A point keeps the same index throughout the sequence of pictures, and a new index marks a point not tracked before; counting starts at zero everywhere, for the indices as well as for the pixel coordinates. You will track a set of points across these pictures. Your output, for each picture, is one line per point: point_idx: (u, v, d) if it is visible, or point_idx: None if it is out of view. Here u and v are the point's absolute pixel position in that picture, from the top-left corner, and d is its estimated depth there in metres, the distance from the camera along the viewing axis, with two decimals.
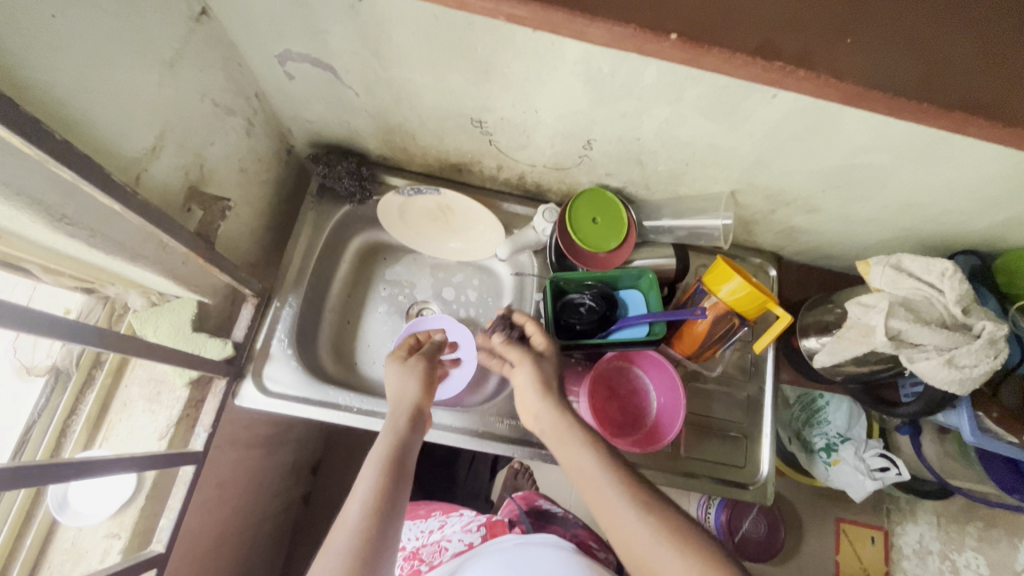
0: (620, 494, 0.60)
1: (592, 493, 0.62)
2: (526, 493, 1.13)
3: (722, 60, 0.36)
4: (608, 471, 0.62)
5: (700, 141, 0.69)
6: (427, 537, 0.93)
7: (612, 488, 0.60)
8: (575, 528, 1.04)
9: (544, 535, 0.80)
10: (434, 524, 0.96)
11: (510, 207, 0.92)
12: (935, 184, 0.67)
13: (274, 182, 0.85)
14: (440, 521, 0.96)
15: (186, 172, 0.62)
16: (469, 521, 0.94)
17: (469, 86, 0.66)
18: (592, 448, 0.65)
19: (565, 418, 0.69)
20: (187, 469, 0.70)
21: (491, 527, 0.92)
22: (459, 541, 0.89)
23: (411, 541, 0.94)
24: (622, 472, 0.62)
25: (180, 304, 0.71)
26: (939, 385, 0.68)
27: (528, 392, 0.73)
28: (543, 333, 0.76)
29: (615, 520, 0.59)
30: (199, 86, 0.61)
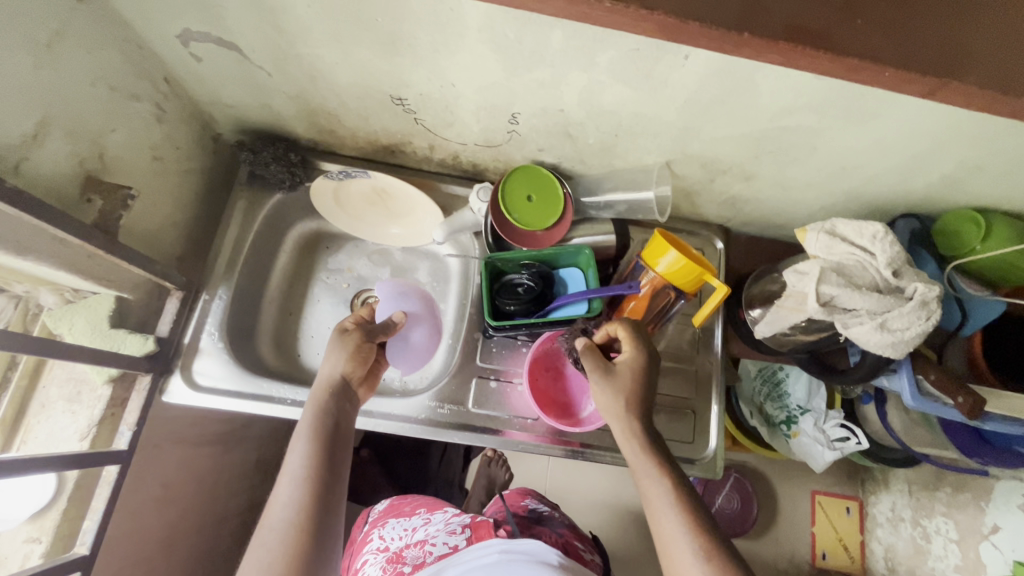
0: (677, 520, 0.57)
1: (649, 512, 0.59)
2: (513, 497, 1.08)
3: None
4: (670, 494, 0.59)
5: (623, 109, 0.67)
6: (411, 537, 0.87)
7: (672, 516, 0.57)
8: (561, 528, 0.98)
9: (530, 543, 0.72)
10: (417, 521, 0.91)
11: (448, 189, 0.90)
12: (861, 143, 0.66)
13: (198, 172, 0.82)
14: (425, 519, 0.91)
15: (81, 161, 0.59)
16: (451, 520, 0.88)
17: (379, 61, 0.64)
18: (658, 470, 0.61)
19: (640, 434, 0.64)
20: (111, 469, 0.68)
21: (475, 528, 0.83)
22: (443, 544, 0.81)
23: (394, 541, 0.88)
24: (681, 490, 0.59)
25: (96, 300, 0.69)
26: (875, 351, 0.67)
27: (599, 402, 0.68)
28: (628, 333, 0.69)
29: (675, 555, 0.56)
30: (87, 69, 0.58)
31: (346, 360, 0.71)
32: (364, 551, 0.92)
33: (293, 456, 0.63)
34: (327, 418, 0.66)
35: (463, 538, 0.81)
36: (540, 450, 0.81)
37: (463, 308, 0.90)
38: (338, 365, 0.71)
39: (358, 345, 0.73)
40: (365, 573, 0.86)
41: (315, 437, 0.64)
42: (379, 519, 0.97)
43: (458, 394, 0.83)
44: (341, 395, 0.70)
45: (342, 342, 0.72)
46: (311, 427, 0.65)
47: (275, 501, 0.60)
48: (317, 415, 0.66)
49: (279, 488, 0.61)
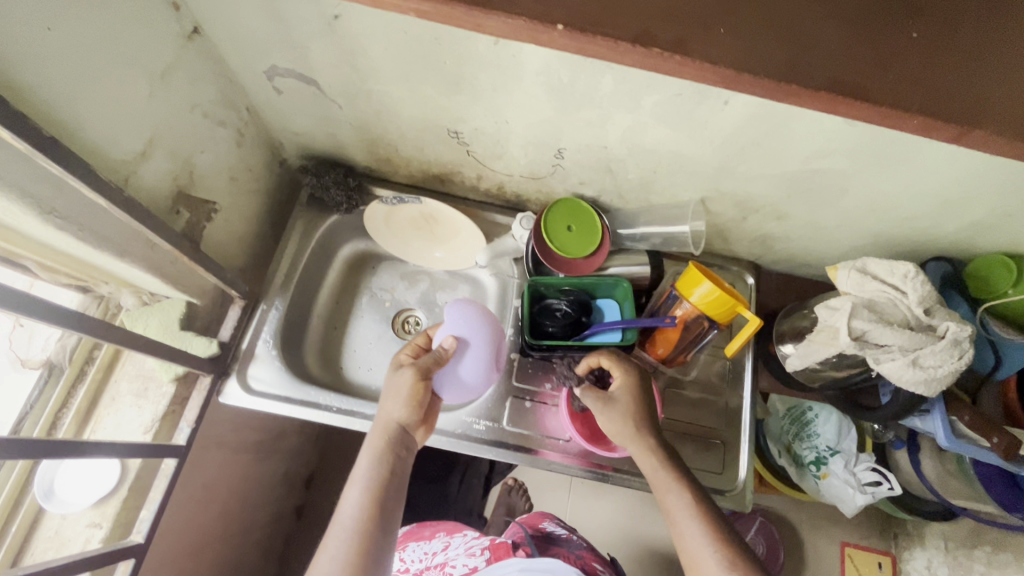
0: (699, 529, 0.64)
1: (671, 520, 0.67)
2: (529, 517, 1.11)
3: None
4: (691, 513, 0.66)
5: (664, 148, 0.72)
6: (430, 559, 0.98)
7: (694, 528, 0.65)
8: (579, 549, 1.00)
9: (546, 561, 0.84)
10: (437, 545, 1.00)
11: (492, 217, 0.95)
12: (892, 188, 0.69)
13: (265, 192, 0.90)
14: (444, 543, 1.00)
15: (175, 177, 0.66)
16: (472, 544, 0.98)
17: (443, 98, 0.71)
18: (680, 490, 0.68)
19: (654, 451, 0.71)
20: (170, 462, 0.72)
21: (494, 549, 0.95)
22: (464, 565, 0.94)
23: (414, 562, 0.98)
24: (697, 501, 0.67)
25: (170, 304, 0.75)
26: (907, 387, 0.68)
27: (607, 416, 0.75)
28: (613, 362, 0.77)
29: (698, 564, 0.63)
30: (189, 98, 0.66)
31: (405, 408, 0.74)
32: None
33: (346, 504, 0.68)
34: (380, 471, 0.70)
35: (482, 559, 0.94)
36: (571, 471, 0.83)
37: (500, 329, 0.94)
38: (397, 411, 0.74)
39: (417, 393, 0.74)
40: None
41: (367, 490, 0.68)
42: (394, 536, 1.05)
43: (494, 411, 0.86)
44: (398, 445, 0.73)
45: (397, 386, 0.74)
46: (366, 478, 0.69)
47: (327, 548, 0.65)
48: (370, 467, 0.70)
49: (330, 536, 0.66)
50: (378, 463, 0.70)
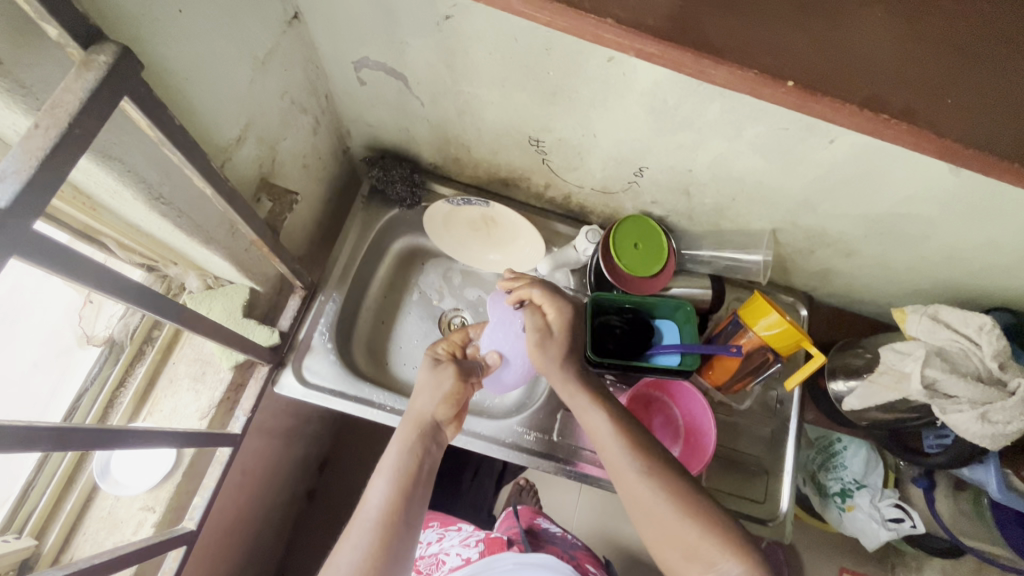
0: (642, 477, 0.61)
1: (620, 482, 0.63)
2: (524, 510, 1.10)
3: (832, 110, 0.33)
4: (638, 468, 0.62)
5: (751, 177, 0.71)
6: (427, 549, 0.96)
7: (645, 485, 0.61)
8: (573, 550, 0.98)
9: (543, 555, 0.82)
10: (432, 535, 0.98)
11: (552, 225, 0.95)
12: (976, 239, 0.69)
13: (327, 181, 0.88)
14: (439, 534, 0.98)
15: (260, 164, 0.65)
16: (467, 536, 0.95)
17: (534, 106, 0.69)
18: (631, 451, 0.63)
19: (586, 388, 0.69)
20: (225, 450, 0.71)
21: (489, 543, 0.90)
22: (457, 555, 0.90)
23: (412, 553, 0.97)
24: (645, 450, 0.63)
25: (234, 290, 0.74)
26: (971, 439, 0.69)
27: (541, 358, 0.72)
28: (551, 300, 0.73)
29: (659, 521, 0.59)
30: (281, 84, 0.64)
31: (442, 402, 0.73)
32: None
33: (370, 494, 0.65)
34: (409, 461, 0.67)
35: (475, 551, 0.90)
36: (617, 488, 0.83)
37: None
38: (432, 404, 0.73)
39: (455, 389, 0.74)
40: None
41: (395, 479, 0.65)
42: None
43: (544, 423, 0.86)
44: (428, 437, 0.71)
45: (438, 379, 0.74)
46: (395, 468, 0.66)
47: (349, 538, 0.61)
48: (398, 455, 0.67)
49: (353, 526, 0.62)
50: (409, 451, 0.68)
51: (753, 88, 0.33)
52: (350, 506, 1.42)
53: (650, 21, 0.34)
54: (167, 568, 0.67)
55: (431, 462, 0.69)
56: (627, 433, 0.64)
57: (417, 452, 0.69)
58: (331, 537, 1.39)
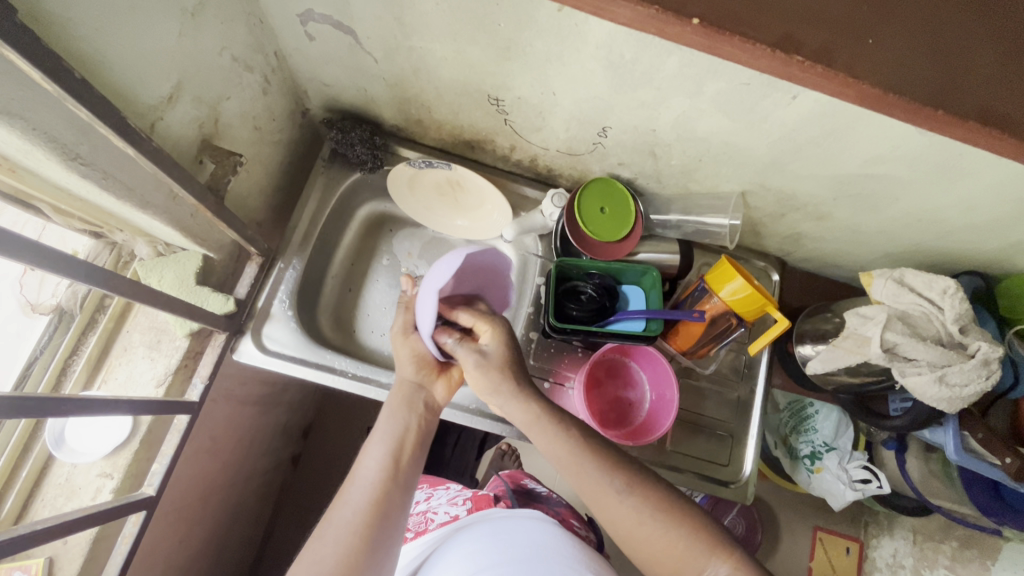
0: (623, 491, 0.60)
1: (599, 502, 0.61)
2: (513, 473, 1.10)
3: (741, 49, 0.36)
4: (614, 478, 0.61)
5: (716, 137, 0.69)
6: (414, 507, 0.94)
7: (630, 506, 0.60)
8: (558, 507, 0.99)
9: (529, 510, 0.81)
10: (421, 495, 0.97)
11: (520, 189, 0.93)
12: (944, 201, 0.67)
13: (285, 143, 0.85)
14: (427, 493, 0.97)
15: (201, 125, 0.63)
16: (455, 495, 0.94)
17: (490, 62, 0.66)
18: (610, 470, 0.61)
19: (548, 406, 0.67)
20: (182, 417, 0.71)
21: (476, 501, 0.90)
22: (446, 513, 0.88)
23: None
24: (627, 474, 0.61)
25: (186, 256, 0.72)
26: (928, 402, 0.68)
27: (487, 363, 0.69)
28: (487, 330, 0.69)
29: (645, 537, 0.59)
30: (219, 39, 0.61)
31: (417, 365, 0.72)
32: None
33: (369, 457, 0.65)
34: (404, 429, 0.67)
35: (463, 509, 0.88)
36: None
37: (518, 306, 0.91)
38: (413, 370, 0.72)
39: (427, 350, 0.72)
40: None
41: (394, 448, 0.65)
42: None
43: None
44: (425, 408, 0.70)
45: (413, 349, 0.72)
46: (392, 435, 0.66)
47: (345, 498, 0.62)
48: (393, 422, 0.67)
49: (348, 489, 0.62)
50: (408, 421, 0.68)
51: (660, 28, 0.36)
52: (334, 471, 1.44)
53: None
54: (128, 532, 0.67)
55: (423, 426, 0.69)
56: (601, 453, 0.63)
57: (407, 417, 0.68)
58: (316, 501, 1.42)
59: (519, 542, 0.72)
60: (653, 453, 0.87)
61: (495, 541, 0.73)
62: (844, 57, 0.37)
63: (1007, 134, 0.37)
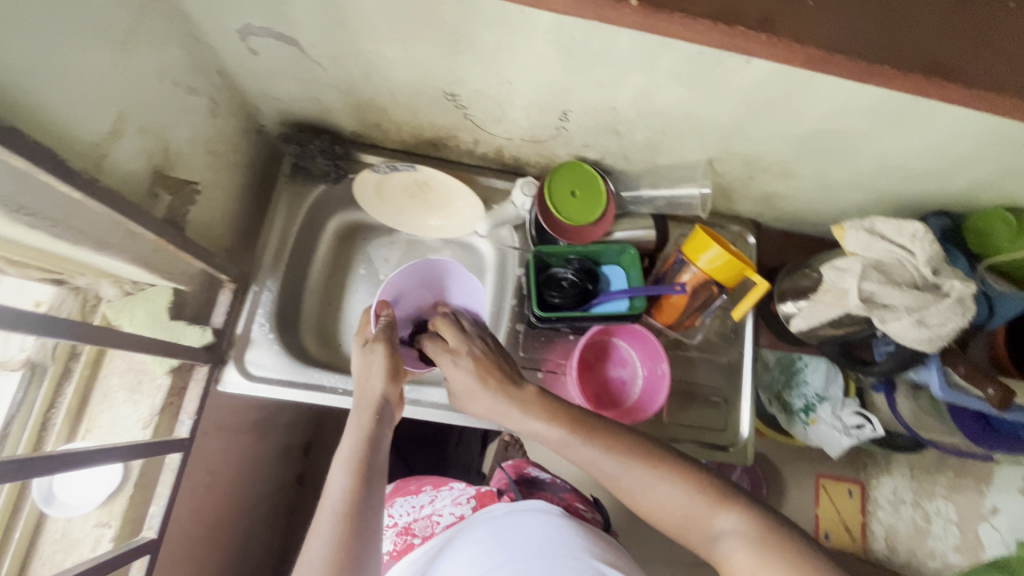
0: (618, 461, 0.60)
1: (601, 478, 0.62)
2: (516, 463, 1.09)
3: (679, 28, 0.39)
4: (609, 453, 0.61)
5: (676, 109, 0.68)
6: (418, 511, 0.92)
7: (628, 476, 0.60)
8: (563, 492, 0.99)
9: (534, 501, 0.80)
10: (425, 498, 0.94)
11: (489, 182, 0.92)
12: (904, 147, 0.68)
13: (244, 164, 0.83)
14: (431, 496, 0.94)
15: (150, 157, 0.61)
16: (459, 494, 0.93)
17: (440, 58, 0.65)
18: (604, 446, 0.61)
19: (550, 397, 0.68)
20: (174, 456, 0.69)
21: (480, 498, 0.91)
22: (450, 514, 0.89)
23: (402, 516, 0.93)
24: (620, 442, 0.62)
25: (155, 292, 0.70)
26: (910, 345, 0.70)
27: (472, 381, 0.70)
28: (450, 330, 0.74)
29: (651, 502, 0.59)
30: (156, 64, 0.59)
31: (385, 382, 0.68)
32: None
33: (333, 484, 0.61)
34: (365, 447, 0.63)
35: (469, 508, 0.89)
36: None
37: (501, 299, 0.91)
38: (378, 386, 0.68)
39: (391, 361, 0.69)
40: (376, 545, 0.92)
41: (352, 468, 0.61)
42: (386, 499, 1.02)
43: None
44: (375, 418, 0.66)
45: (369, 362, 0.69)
46: (353, 456, 0.62)
47: (316, 534, 0.57)
48: (354, 445, 0.63)
49: (317, 524, 0.58)
50: (358, 438, 0.64)
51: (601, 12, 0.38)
52: None
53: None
54: None
55: (384, 427, 0.67)
56: (590, 432, 0.63)
57: (371, 423, 0.66)
58: None
59: (523, 536, 0.72)
60: (651, 427, 0.88)
61: (499, 538, 0.73)
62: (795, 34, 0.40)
63: (954, 80, 0.42)
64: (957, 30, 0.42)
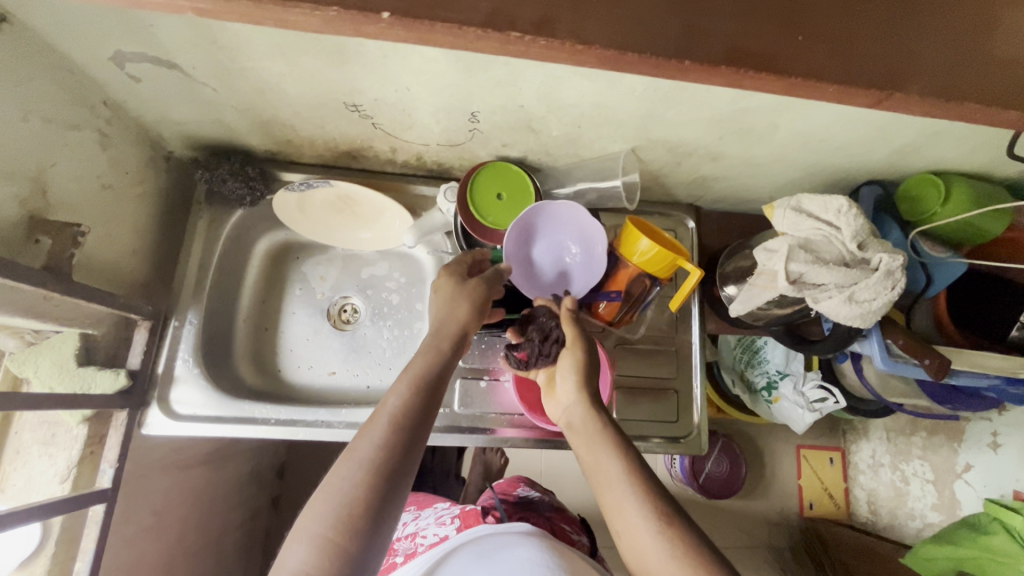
0: (652, 528, 0.52)
1: (625, 536, 0.54)
2: (507, 482, 1.11)
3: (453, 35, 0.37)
4: (648, 513, 0.53)
5: (585, 101, 0.66)
6: (403, 530, 0.92)
7: (659, 546, 0.51)
8: (548, 510, 0.98)
9: (519, 522, 0.77)
10: (408, 518, 0.96)
11: (417, 189, 0.89)
12: (821, 121, 0.66)
13: (154, 194, 0.79)
14: (415, 514, 0.96)
15: (22, 201, 0.57)
16: (443, 514, 0.92)
17: (329, 70, 0.62)
18: (645, 501, 0.54)
19: (596, 414, 0.63)
20: (98, 508, 0.67)
21: (464, 517, 0.87)
22: (434, 535, 0.86)
23: (389, 534, 0.93)
24: (663, 508, 0.54)
25: (61, 339, 0.67)
26: (844, 323, 0.69)
27: (569, 376, 0.67)
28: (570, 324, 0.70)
29: None
30: (16, 102, 0.55)
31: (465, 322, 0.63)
32: None
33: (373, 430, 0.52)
34: (422, 404, 0.55)
35: (453, 527, 0.86)
36: (534, 445, 0.82)
37: None
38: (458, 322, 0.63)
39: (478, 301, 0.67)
40: None
41: (394, 425, 0.53)
42: None
43: (445, 396, 0.83)
44: (438, 377, 0.58)
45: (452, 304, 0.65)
46: (403, 409, 0.54)
47: (334, 479, 0.50)
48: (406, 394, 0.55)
49: (341, 467, 0.50)
50: (413, 392, 0.55)
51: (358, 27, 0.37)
52: None
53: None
54: None
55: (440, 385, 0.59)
56: (644, 488, 0.55)
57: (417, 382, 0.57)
58: None
59: (496, 561, 0.69)
60: None
61: (474, 558, 0.71)
62: (590, 33, 0.38)
63: (762, 71, 0.39)
64: (795, 22, 0.41)
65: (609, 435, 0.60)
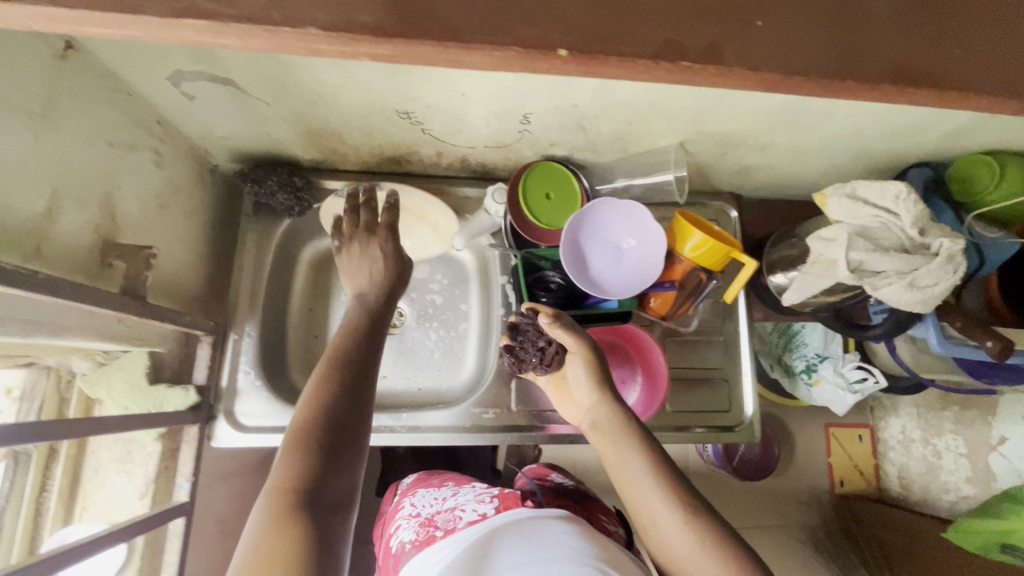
0: (677, 520, 0.55)
1: (651, 528, 0.57)
2: (539, 471, 1.06)
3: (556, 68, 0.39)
4: (671, 505, 0.56)
5: (639, 99, 0.66)
6: (441, 504, 0.77)
7: (683, 535, 0.54)
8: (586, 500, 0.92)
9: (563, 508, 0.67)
10: (446, 491, 0.81)
11: (459, 191, 0.89)
12: (879, 107, 0.66)
13: (204, 209, 0.80)
14: (454, 490, 0.81)
15: (97, 227, 0.58)
16: (482, 493, 0.76)
17: (385, 80, 0.62)
18: (669, 496, 0.56)
19: (619, 411, 0.64)
20: (177, 521, 0.68)
21: (506, 497, 0.72)
22: (473, 511, 0.71)
23: (425, 507, 0.78)
24: (686, 500, 0.56)
25: (130, 358, 0.68)
26: (905, 309, 0.69)
27: (582, 384, 0.68)
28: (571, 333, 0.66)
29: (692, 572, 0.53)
30: (85, 129, 0.55)
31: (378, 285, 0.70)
32: (393, 518, 0.84)
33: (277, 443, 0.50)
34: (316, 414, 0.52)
35: (493, 506, 0.71)
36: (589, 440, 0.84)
37: (490, 309, 0.89)
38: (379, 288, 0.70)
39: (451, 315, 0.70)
40: (396, 539, 0.77)
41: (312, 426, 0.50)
42: (408, 488, 0.89)
43: (500, 397, 0.85)
44: (349, 400, 0.54)
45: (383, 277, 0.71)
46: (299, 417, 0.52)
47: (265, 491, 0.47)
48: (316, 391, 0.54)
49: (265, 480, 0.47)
50: (313, 421, 0.51)
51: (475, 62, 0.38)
52: None
53: (364, 18, 0.38)
54: None
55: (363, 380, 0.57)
56: (667, 481, 0.57)
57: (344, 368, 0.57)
58: None
59: (542, 539, 0.59)
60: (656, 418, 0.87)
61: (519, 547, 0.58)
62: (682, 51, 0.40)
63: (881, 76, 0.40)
64: None
65: (635, 435, 0.61)
